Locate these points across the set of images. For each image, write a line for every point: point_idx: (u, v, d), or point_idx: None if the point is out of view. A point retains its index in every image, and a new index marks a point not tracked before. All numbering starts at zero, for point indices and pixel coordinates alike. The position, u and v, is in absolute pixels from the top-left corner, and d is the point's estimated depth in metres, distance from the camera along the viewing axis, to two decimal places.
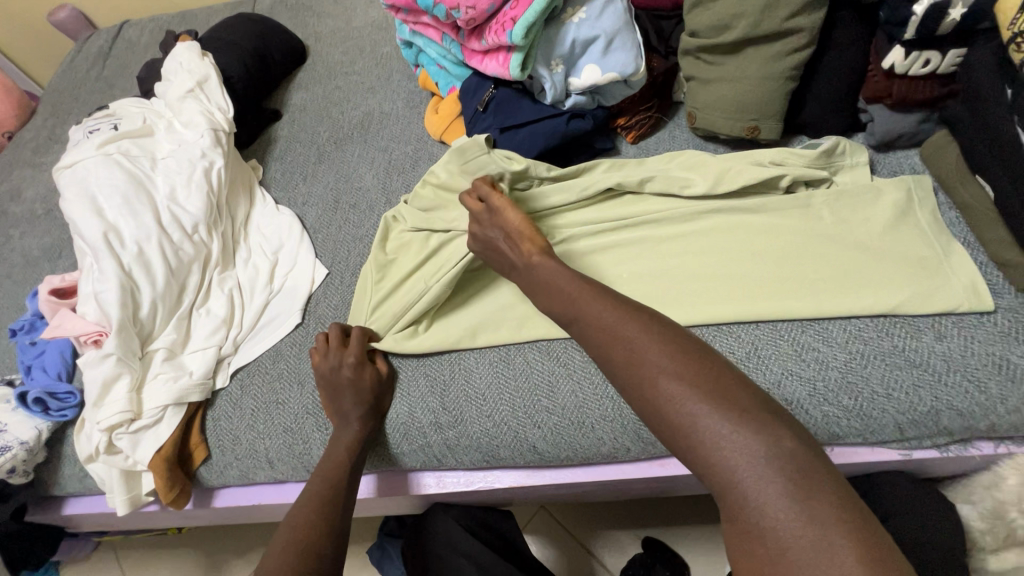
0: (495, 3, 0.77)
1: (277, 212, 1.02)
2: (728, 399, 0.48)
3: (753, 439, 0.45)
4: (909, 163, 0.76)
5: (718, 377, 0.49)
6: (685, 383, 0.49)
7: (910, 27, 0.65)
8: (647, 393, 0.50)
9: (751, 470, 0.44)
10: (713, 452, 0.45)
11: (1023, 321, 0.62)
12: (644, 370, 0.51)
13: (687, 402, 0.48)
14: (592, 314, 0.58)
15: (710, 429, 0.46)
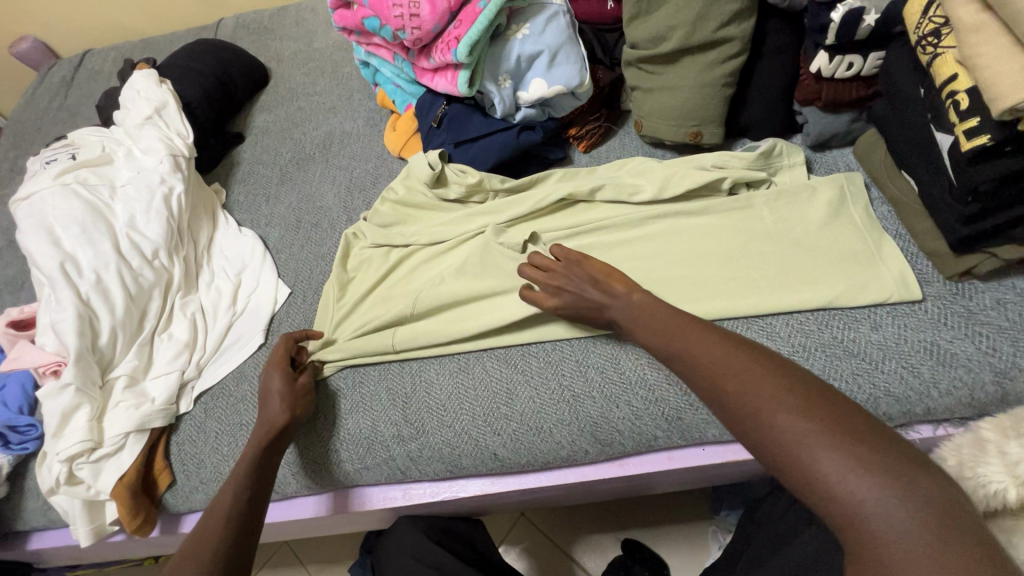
0: (439, 23, 0.79)
1: (239, 234, 1.03)
2: (842, 420, 0.44)
3: (870, 462, 0.41)
4: (843, 161, 0.79)
5: (826, 397, 0.46)
6: (792, 401, 0.46)
7: (830, 33, 0.68)
8: (761, 430, 0.46)
9: (871, 495, 0.40)
10: (831, 476, 0.42)
11: (950, 307, 0.65)
12: (745, 391, 0.48)
13: (794, 421, 0.45)
14: (694, 347, 0.54)
15: (824, 451, 0.43)
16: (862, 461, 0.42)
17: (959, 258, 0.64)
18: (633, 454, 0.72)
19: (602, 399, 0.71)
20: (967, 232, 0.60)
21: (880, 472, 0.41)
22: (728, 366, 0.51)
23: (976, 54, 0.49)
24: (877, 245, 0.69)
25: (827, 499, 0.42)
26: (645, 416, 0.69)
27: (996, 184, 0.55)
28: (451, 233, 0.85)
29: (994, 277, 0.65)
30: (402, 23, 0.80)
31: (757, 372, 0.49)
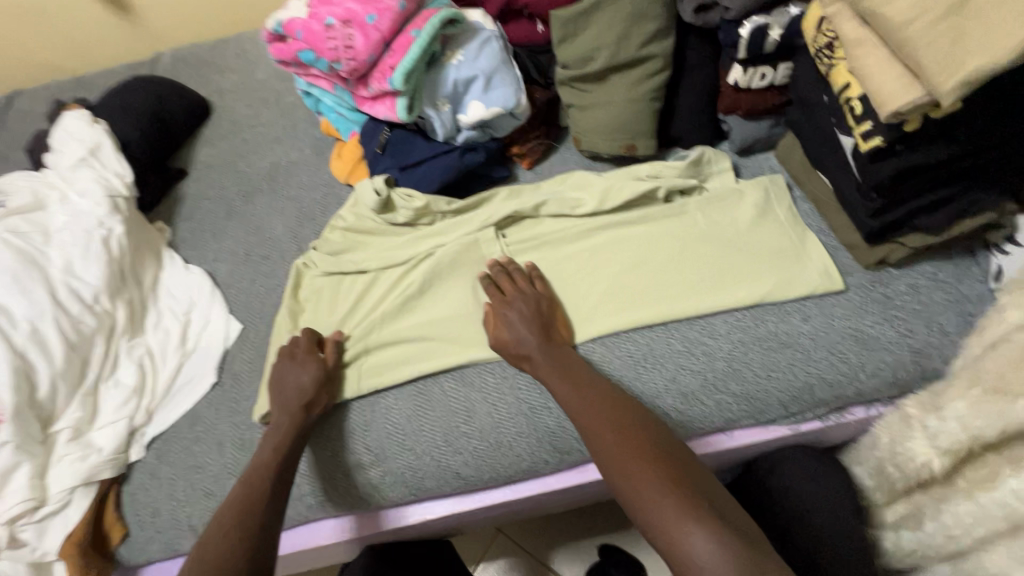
0: (374, 53, 0.80)
1: (186, 272, 1.01)
2: (701, 502, 0.53)
3: (717, 532, 0.51)
4: (768, 164, 0.84)
5: (693, 480, 0.56)
6: (664, 483, 0.55)
7: (741, 48, 0.73)
8: (630, 485, 0.56)
9: (718, 560, 0.49)
10: (670, 523, 0.52)
11: (871, 295, 0.69)
12: (631, 468, 0.57)
13: (665, 498, 0.54)
14: (589, 408, 0.63)
15: (674, 516, 0.52)
16: (714, 535, 0.51)
17: (873, 249, 0.69)
18: (592, 460, 0.74)
19: (558, 409, 0.72)
20: (876, 225, 0.65)
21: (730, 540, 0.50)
22: (621, 449, 0.59)
23: (862, 64, 0.54)
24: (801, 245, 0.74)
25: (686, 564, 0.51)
26: None
27: (893, 179, 0.59)
28: (401, 255, 0.85)
29: (906, 263, 0.70)
30: (337, 54, 0.81)
31: (642, 455, 0.57)
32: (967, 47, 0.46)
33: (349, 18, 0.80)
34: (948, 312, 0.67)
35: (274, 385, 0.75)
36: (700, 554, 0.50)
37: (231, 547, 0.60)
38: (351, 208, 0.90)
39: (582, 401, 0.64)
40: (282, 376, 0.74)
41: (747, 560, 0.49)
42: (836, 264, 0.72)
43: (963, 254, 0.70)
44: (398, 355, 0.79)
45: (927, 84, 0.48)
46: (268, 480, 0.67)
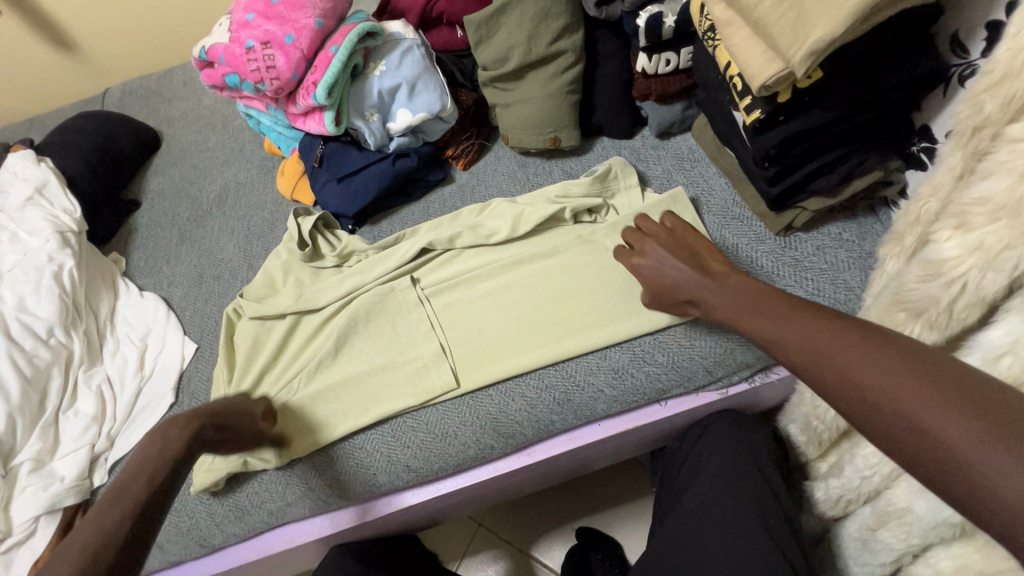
0: (296, 70, 0.83)
1: (142, 299, 1.03)
2: (924, 360, 0.39)
3: (946, 387, 0.37)
4: (686, 145, 0.87)
5: (916, 353, 0.40)
6: (866, 361, 0.41)
7: (641, 36, 0.76)
8: (843, 384, 0.42)
9: (955, 425, 0.35)
10: (906, 417, 0.37)
11: (781, 260, 0.73)
12: (830, 352, 0.44)
13: (866, 375, 0.41)
14: (778, 325, 0.51)
15: (919, 401, 0.37)
16: (954, 395, 0.36)
17: (780, 217, 0.73)
18: (538, 442, 0.77)
19: (497, 395, 0.76)
20: (776, 192, 0.68)
21: (954, 398, 0.36)
22: (805, 328, 0.48)
23: (732, 43, 0.58)
24: (713, 225, 0.79)
25: (914, 443, 0.37)
26: (538, 404, 0.75)
27: (779, 148, 0.63)
28: (333, 295, 0.87)
29: (813, 227, 0.74)
30: (260, 75, 0.84)
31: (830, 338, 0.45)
32: (810, 18, 0.49)
33: (268, 39, 0.83)
34: (852, 269, 0.70)
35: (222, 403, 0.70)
36: (921, 412, 0.37)
37: None
38: (287, 247, 0.93)
39: (747, 307, 0.57)
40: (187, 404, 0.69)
41: (977, 411, 0.35)
42: (749, 234, 0.76)
43: (865, 213, 0.73)
44: (321, 417, 0.79)
45: (783, 56, 0.52)
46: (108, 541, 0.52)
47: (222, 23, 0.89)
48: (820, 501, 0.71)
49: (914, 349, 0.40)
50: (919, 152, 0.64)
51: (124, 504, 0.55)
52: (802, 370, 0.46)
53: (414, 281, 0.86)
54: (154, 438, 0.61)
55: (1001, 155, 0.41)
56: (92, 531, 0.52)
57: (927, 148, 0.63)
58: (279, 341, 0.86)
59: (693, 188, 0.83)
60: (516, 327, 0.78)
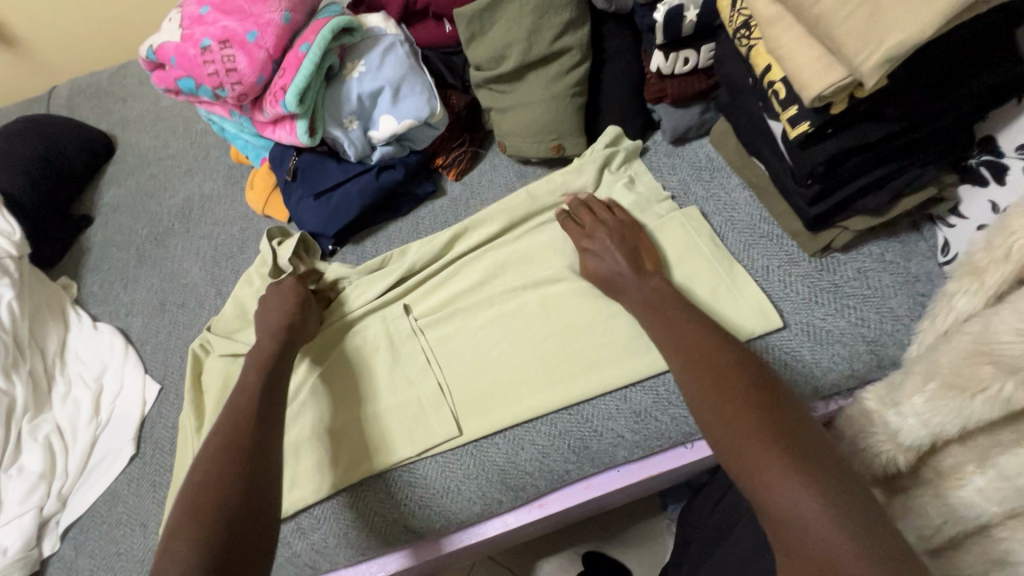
0: (261, 74, 0.72)
1: (95, 331, 0.91)
2: (824, 467, 0.43)
3: (843, 505, 0.41)
4: (704, 152, 0.79)
5: (795, 425, 0.46)
6: (772, 446, 0.45)
7: (658, 33, 0.67)
8: (724, 422, 0.48)
9: (798, 494, 0.42)
10: (762, 465, 0.44)
11: (818, 286, 0.66)
12: (737, 422, 0.47)
13: (769, 459, 0.44)
14: (700, 353, 0.54)
15: (774, 457, 0.44)
16: (803, 463, 0.43)
17: (817, 237, 0.65)
18: (551, 493, 0.69)
19: (504, 443, 0.67)
20: (817, 212, 0.61)
21: (803, 467, 0.43)
22: (722, 364, 0.52)
23: (780, 44, 0.49)
24: (740, 245, 0.71)
25: (797, 545, 0.40)
26: (552, 452, 0.66)
27: (827, 164, 0.55)
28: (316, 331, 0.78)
29: (851, 248, 0.66)
30: (219, 80, 0.73)
31: (750, 411, 0.47)
32: (885, 21, 0.41)
33: (226, 37, 0.72)
34: (898, 296, 0.63)
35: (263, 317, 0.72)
36: (779, 468, 0.43)
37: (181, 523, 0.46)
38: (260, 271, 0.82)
39: (679, 321, 0.59)
40: (263, 305, 0.72)
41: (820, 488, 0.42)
42: (780, 255, 0.69)
43: (908, 231, 0.66)
44: (306, 469, 0.69)
45: (847, 62, 0.43)
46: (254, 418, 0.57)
47: (172, 18, 0.77)
48: None
49: (819, 455, 0.44)
50: (979, 166, 0.56)
51: (201, 497, 0.49)
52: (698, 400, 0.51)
53: (406, 310, 0.76)
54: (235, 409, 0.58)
55: None
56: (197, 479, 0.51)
57: (989, 163, 0.55)
58: None
59: (714, 202, 0.74)
60: (523, 366, 0.70)
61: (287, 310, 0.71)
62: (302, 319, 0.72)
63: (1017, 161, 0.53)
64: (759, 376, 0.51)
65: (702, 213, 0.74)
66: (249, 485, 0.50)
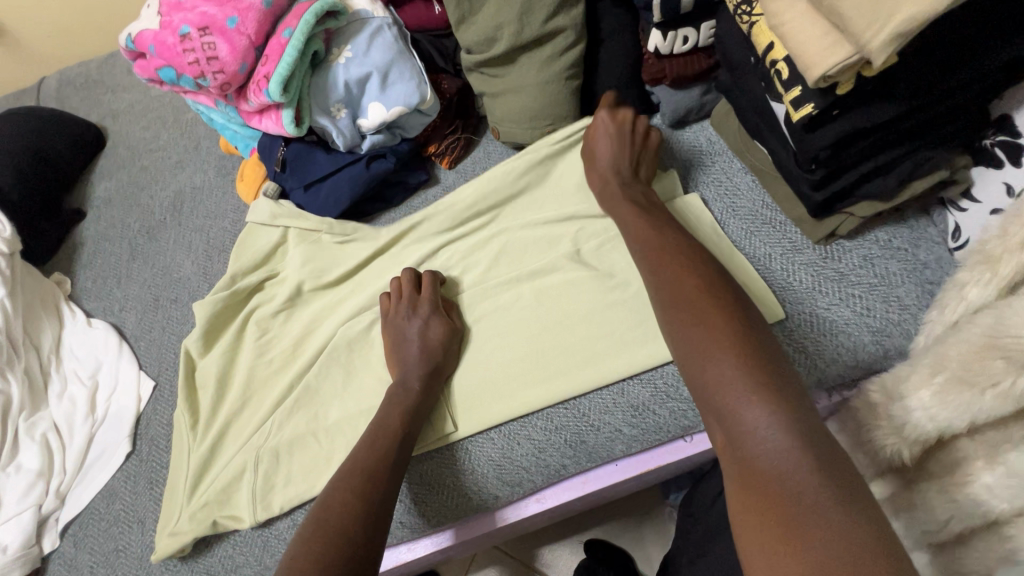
0: (243, 62, 0.70)
1: (89, 328, 0.91)
2: (787, 386, 0.41)
3: (795, 419, 0.39)
4: (705, 136, 0.76)
5: (761, 343, 0.45)
6: (738, 365, 0.43)
7: (655, 11, 0.64)
8: (687, 339, 0.47)
9: (752, 407, 0.40)
10: (718, 379, 0.43)
11: (821, 273, 0.63)
12: (704, 342, 0.45)
13: (732, 378, 0.42)
14: (672, 272, 0.52)
15: (734, 372, 0.43)
16: (761, 378, 0.42)
17: (821, 224, 0.63)
18: (548, 487, 0.68)
19: (500, 438, 0.66)
20: (821, 198, 0.59)
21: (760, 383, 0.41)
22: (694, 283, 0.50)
23: (782, 22, 0.46)
24: (741, 233, 0.68)
25: (746, 454, 0.40)
26: (548, 448, 0.65)
27: (832, 149, 0.52)
28: (311, 325, 0.77)
29: (857, 234, 0.64)
30: (200, 69, 0.70)
31: (720, 331, 0.46)
32: None
33: (206, 24, 0.69)
34: (905, 284, 0.61)
35: (390, 343, 0.70)
36: (734, 380, 0.42)
37: (332, 541, 0.48)
38: (251, 265, 0.81)
39: (657, 246, 0.57)
40: (398, 334, 0.69)
41: (775, 401, 0.40)
42: (783, 243, 0.66)
43: (917, 215, 0.63)
44: (303, 464, 0.69)
45: (854, 40, 0.41)
46: (390, 453, 0.58)
47: (152, 4, 0.75)
48: None
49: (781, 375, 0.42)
50: (993, 147, 0.53)
51: (333, 522, 0.50)
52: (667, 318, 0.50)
53: None
54: (369, 452, 0.58)
55: None
56: (329, 504, 0.52)
57: (1004, 143, 0.52)
58: (244, 376, 0.75)
59: (715, 188, 0.72)
60: (519, 361, 0.68)
61: (436, 337, 0.68)
62: (448, 350, 0.69)
63: None
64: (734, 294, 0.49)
65: (703, 200, 0.71)
66: (375, 522, 0.51)
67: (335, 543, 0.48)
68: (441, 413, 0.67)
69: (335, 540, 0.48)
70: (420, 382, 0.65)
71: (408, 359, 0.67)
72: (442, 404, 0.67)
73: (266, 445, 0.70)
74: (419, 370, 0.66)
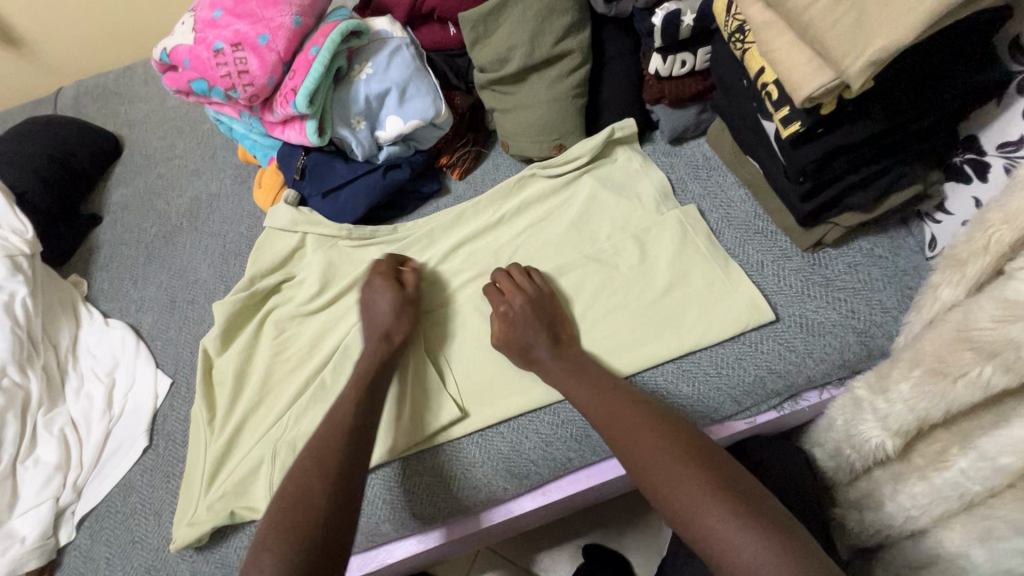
0: (271, 76, 0.74)
1: (106, 327, 0.93)
2: (761, 508, 0.48)
3: (780, 546, 0.45)
4: (701, 152, 0.81)
5: (726, 471, 0.51)
6: (725, 503, 0.48)
7: (656, 36, 0.70)
8: (671, 492, 0.51)
9: (745, 543, 0.46)
10: (713, 533, 0.47)
11: (809, 279, 0.68)
12: (679, 479, 0.51)
13: (709, 503, 0.49)
14: (623, 416, 0.57)
15: (719, 513, 0.48)
16: (740, 512, 0.47)
17: (809, 233, 0.68)
18: (554, 480, 0.71)
19: (509, 432, 0.70)
20: (808, 209, 0.64)
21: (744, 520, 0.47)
22: (650, 426, 0.55)
23: (771, 49, 0.51)
24: (735, 241, 0.73)
25: None
26: (555, 441, 0.69)
27: (818, 162, 0.58)
28: (326, 325, 0.80)
29: (843, 243, 0.69)
30: (231, 82, 0.75)
31: (701, 479, 0.50)
32: (870, 27, 0.44)
33: (239, 40, 0.74)
34: (887, 289, 0.66)
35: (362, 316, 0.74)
36: (724, 531, 0.47)
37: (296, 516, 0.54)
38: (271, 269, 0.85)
39: (606, 391, 0.61)
40: (370, 307, 0.74)
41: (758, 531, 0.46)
42: (774, 250, 0.71)
43: (896, 227, 0.69)
44: None
45: (835, 66, 0.46)
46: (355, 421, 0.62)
47: (184, 21, 0.79)
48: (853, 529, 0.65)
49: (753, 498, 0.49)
50: (963, 164, 0.59)
51: (294, 496, 0.55)
52: (633, 463, 0.55)
53: None
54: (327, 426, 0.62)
55: None
56: (293, 479, 0.57)
57: (973, 160, 0.58)
58: (260, 373, 0.78)
59: (711, 199, 0.77)
60: None
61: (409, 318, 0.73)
62: None
63: (998, 160, 0.56)
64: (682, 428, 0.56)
65: (700, 210, 0.76)
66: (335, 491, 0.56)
67: (297, 514, 0.54)
68: (453, 408, 0.71)
69: (296, 511, 0.54)
70: (379, 349, 0.70)
71: (370, 332, 0.71)
72: (453, 401, 0.71)
73: (282, 439, 0.73)
74: (394, 343, 0.71)
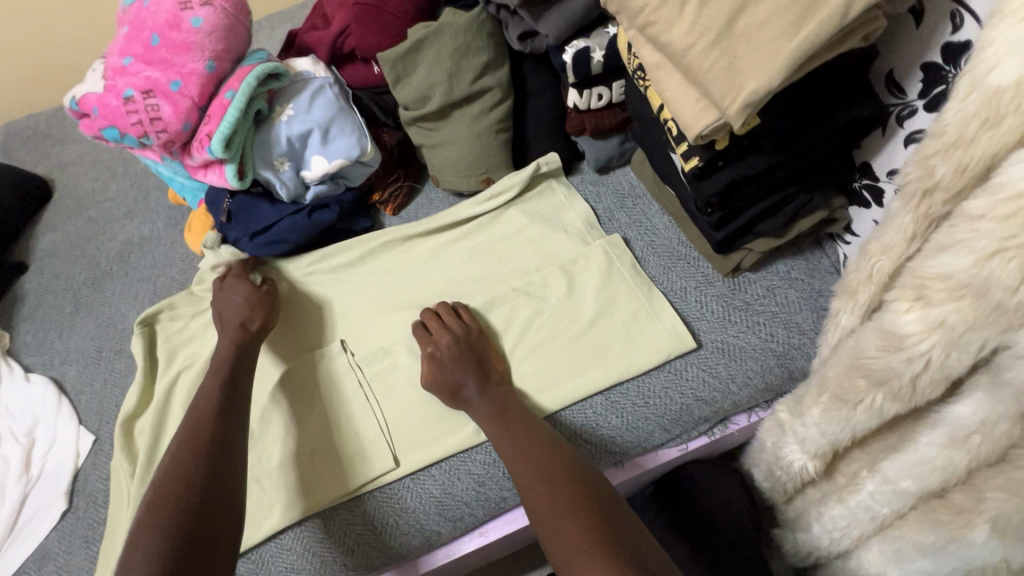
0: (186, 121, 0.73)
1: (27, 383, 0.89)
2: (634, 557, 0.47)
3: None
4: (626, 180, 0.83)
5: (611, 517, 0.51)
6: (598, 546, 0.48)
7: (569, 72, 0.71)
8: (554, 530, 0.51)
9: None
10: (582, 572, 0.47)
11: (730, 304, 0.70)
12: (563, 525, 0.51)
13: (584, 543, 0.49)
14: (530, 451, 0.59)
15: (591, 555, 0.48)
16: (611, 556, 0.47)
17: (727, 258, 0.69)
18: (490, 520, 0.69)
19: (441, 473, 0.68)
20: (721, 236, 0.65)
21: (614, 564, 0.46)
22: (551, 464, 0.56)
23: (664, 88, 0.53)
24: (660, 268, 0.74)
25: None
26: (488, 481, 0.68)
27: (722, 194, 0.59)
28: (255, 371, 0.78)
29: (761, 267, 0.71)
30: (142, 129, 0.73)
31: (583, 519, 0.51)
32: (743, 71, 0.45)
33: (149, 87, 0.73)
34: (803, 311, 0.68)
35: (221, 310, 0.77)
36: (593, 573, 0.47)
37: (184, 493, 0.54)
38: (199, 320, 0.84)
39: (522, 427, 0.62)
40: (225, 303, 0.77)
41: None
42: (696, 276, 0.72)
43: (811, 248, 0.71)
44: (246, 512, 0.68)
45: (717, 107, 0.47)
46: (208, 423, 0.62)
47: (96, 69, 0.78)
48: (789, 551, 0.65)
49: (629, 546, 0.48)
50: (862, 189, 0.61)
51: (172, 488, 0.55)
52: (528, 497, 0.55)
53: (344, 345, 0.77)
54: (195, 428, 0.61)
55: (959, 228, 0.37)
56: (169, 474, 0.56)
57: (869, 185, 0.60)
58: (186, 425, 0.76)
59: (637, 227, 0.78)
60: None
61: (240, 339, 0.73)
62: None
63: (888, 185, 0.58)
64: (582, 470, 0.56)
65: (625, 239, 0.77)
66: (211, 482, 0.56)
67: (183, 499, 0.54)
68: (384, 451, 0.69)
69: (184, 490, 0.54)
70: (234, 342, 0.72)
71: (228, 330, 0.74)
72: (384, 444, 0.70)
73: None
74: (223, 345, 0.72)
